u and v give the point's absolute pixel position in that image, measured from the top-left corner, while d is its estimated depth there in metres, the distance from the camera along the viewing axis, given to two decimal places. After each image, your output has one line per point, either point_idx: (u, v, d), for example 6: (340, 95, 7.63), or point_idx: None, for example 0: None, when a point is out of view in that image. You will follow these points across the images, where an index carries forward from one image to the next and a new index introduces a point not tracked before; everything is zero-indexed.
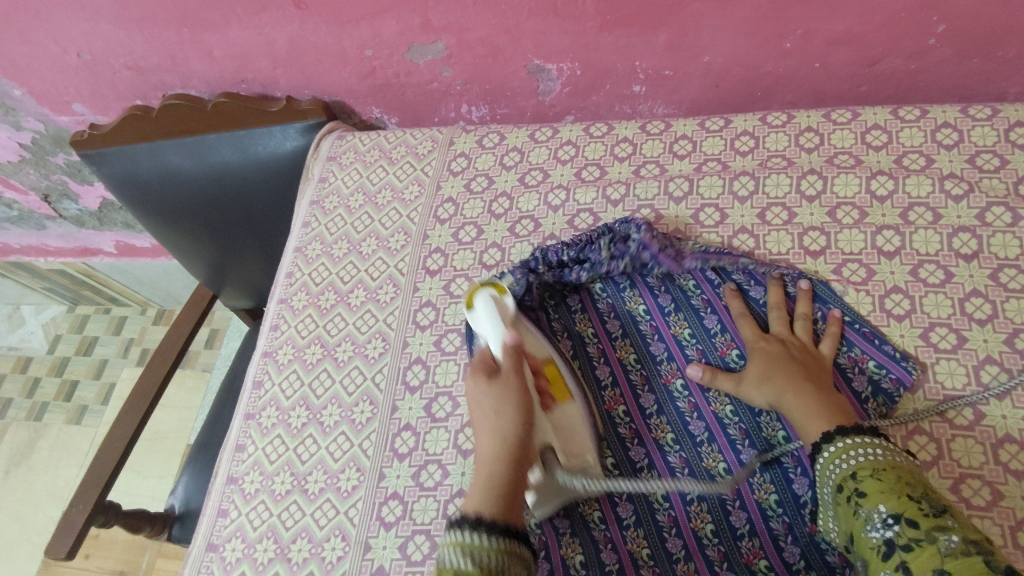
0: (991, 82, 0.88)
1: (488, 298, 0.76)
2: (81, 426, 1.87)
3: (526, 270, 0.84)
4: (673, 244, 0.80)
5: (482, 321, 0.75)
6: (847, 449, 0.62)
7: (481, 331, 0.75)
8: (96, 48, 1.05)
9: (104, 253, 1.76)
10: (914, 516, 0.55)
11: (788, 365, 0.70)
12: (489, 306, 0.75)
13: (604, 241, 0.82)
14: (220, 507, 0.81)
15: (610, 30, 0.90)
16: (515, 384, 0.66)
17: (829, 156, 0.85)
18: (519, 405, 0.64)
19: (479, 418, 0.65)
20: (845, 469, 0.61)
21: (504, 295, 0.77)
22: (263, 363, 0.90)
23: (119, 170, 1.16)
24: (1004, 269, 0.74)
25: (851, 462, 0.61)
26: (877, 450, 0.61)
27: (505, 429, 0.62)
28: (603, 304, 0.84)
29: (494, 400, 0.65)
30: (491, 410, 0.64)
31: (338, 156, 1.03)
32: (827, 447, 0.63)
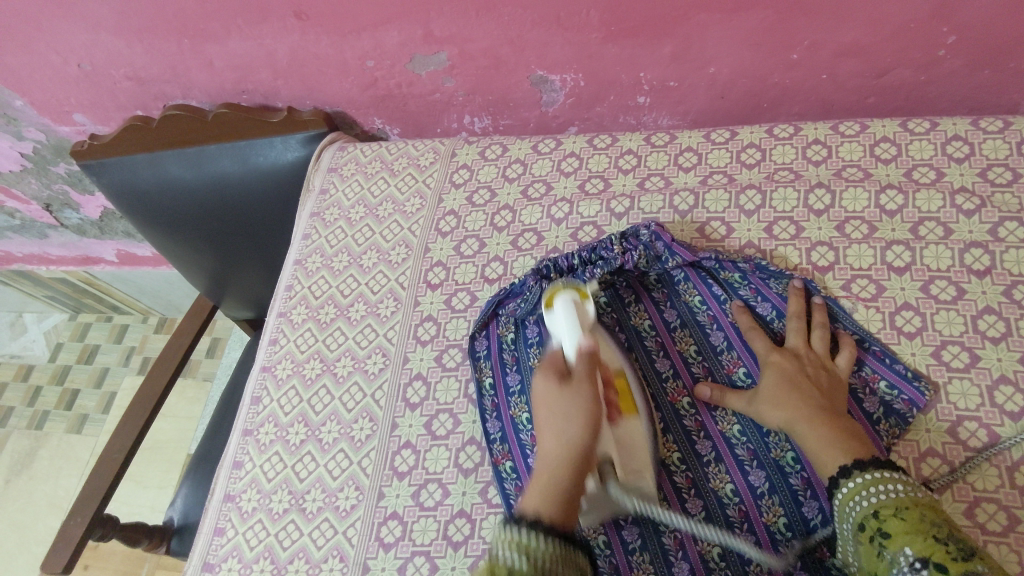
0: (1002, 94, 0.86)
1: (567, 300, 0.72)
2: (82, 435, 1.86)
3: (527, 283, 0.81)
4: (679, 256, 0.78)
5: (557, 321, 0.71)
6: (866, 485, 0.60)
7: (556, 333, 0.71)
8: (96, 59, 1.04)
9: (105, 262, 1.76)
10: (942, 559, 0.53)
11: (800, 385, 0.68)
12: (569, 307, 0.71)
13: (610, 252, 0.80)
14: (217, 525, 0.79)
15: (614, 42, 0.89)
16: (587, 386, 0.64)
17: (837, 169, 0.84)
18: (587, 412, 0.62)
19: (546, 417, 0.63)
20: (866, 507, 0.59)
21: (588, 302, 0.73)
22: (262, 379, 0.88)
23: (118, 181, 1.15)
24: (1018, 286, 0.73)
25: (872, 499, 0.59)
26: (898, 486, 0.59)
27: (568, 437, 0.61)
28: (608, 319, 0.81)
29: (570, 407, 0.62)
30: (564, 416, 0.62)
31: (339, 167, 1.02)
32: (846, 482, 0.61)
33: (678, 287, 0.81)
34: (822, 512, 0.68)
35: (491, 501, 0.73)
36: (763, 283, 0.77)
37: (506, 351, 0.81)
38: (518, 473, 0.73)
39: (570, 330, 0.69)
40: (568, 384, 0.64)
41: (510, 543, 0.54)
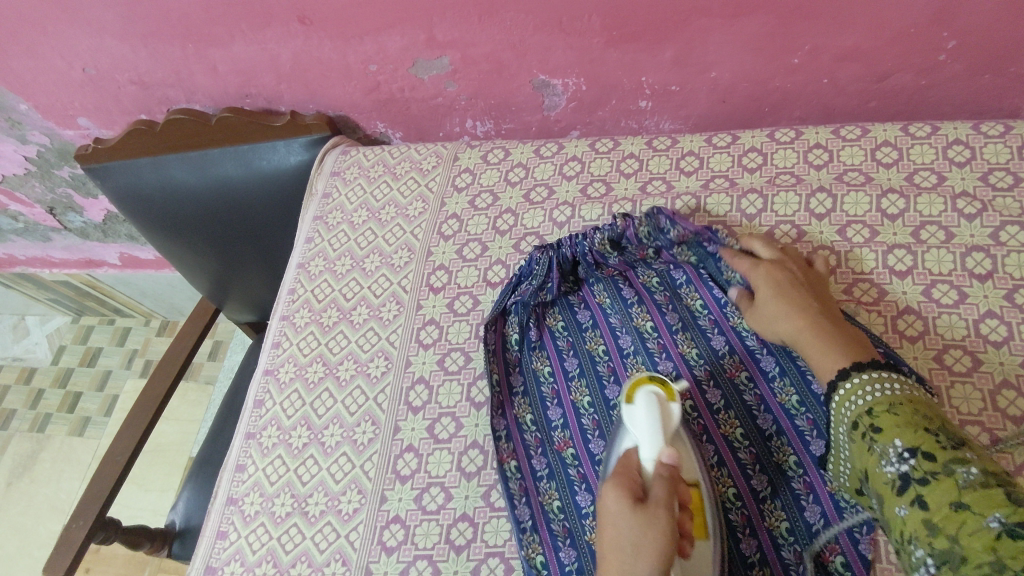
0: (1003, 99, 0.87)
1: (650, 394, 0.66)
2: (84, 438, 1.87)
3: (535, 257, 0.83)
4: (681, 226, 0.79)
5: (636, 419, 0.65)
6: (862, 385, 0.60)
7: (632, 430, 0.66)
8: (100, 64, 1.05)
9: (108, 265, 1.76)
10: (931, 449, 0.53)
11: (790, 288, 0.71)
12: (651, 405, 0.65)
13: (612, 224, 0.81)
14: (219, 529, 0.80)
15: (616, 46, 0.89)
16: (666, 513, 0.58)
17: (839, 172, 0.84)
18: (660, 549, 0.56)
19: (611, 541, 0.59)
20: (861, 404, 0.59)
21: (673, 403, 0.66)
22: (264, 382, 0.89)
23: (122, 184, 1.16)
24: (1020, 290, 0.73)
25: (867, 398, 0.59)
26: (894, 385, 0.59)
27: (637, 574, 0.56)
28: (614, 320, 0.82)
29: (637, 527, 0.57)
30: (630, 543, 0.57)
31: (342, 171, 1.03)
32: (844, 383, 0.61)
33: (680, 288, 0.82)
34: (824, 516, 0.67)
35: (493, 505, 0.73)
36: None
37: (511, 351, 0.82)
38: (522, 473, 0.74)
39: (650, 442, 0.63)
40: (644, 508, 0.59)
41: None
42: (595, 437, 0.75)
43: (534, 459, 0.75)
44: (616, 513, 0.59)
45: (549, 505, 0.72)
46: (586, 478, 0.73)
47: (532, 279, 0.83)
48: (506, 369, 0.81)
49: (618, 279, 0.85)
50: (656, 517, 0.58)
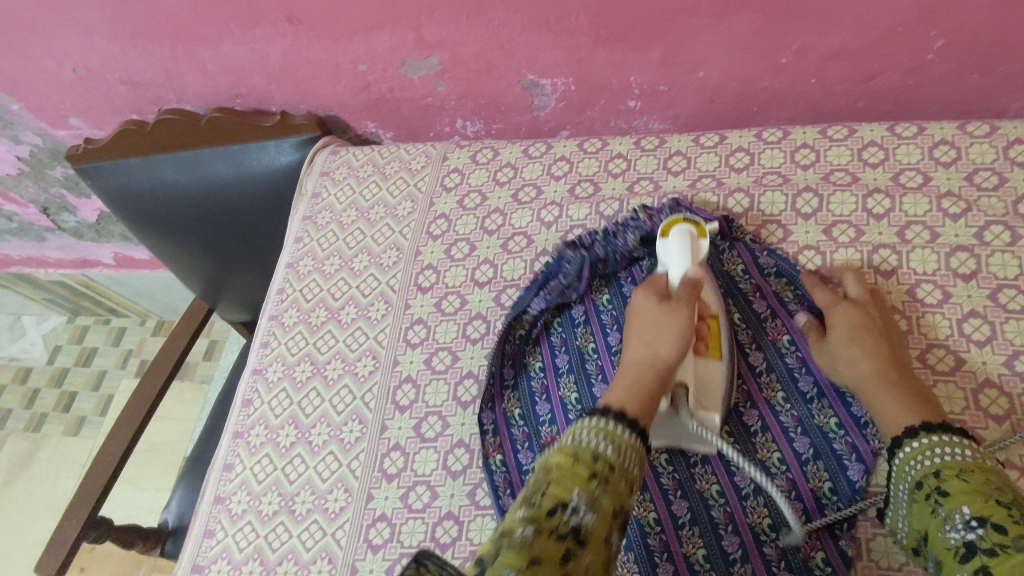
0: (990, 98, 0.87)
1: (683, 233, 0.73)
2: (79, 437, 1.87)
3: (565, 257, 0.83)
4: (702, 214, 0.82)
5: (669, 246, 0.74)
6: (933, 446, 0.59)
7: (666, 259, 0.74)
8: (91, 63, 1.05)
9: (103, 265, 1.76)
10: (1000, 520, 0.51)
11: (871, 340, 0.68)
12: (683, 240, 0.73)
13: (636, 220, 0.83)
14: (207, 527, 0.80)
15: (604, 46, 0.89)
16: (685, 319, 0.67)
17: (825, 172, 0.84)
18: (680, 329, 0.67)
19: (640, 361, 0.66)
20: (927, 466, 0.58)
21: (702, 238, 0.74)
22: (253, 381, 0.89)
23: (115, 184, 1.16)
24: (1003, 290, 0.73)
25: (936, 460, 0.58)
26: (966, 452, 0.57)
27: (658, 349, 0.66)
28: (607, 316, 0.81)
29: (660, 319, 0.68)
30: (653, 326, 0.68)
31: (331, 171, 1.03)
32: (911, 442, 0.60)
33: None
34: (806, 514, 0.68)
35: (478, 503, 0.74)
36: (764, 280, 0.79)
37: (510, 344, 0.82)
38: (507, 466, 0.75)
39: (680, 259, 0.72)
40: (671, 316, 0.68)
41: (593, 429, 0.55)
42: None
43: (520, 454, 0.75)
44: (644, 308, 0.70)
45: None
46: None
47: (562, 278, 0.83)
48: (501, 360, 0.81)
49: (617, 276, 0.84)
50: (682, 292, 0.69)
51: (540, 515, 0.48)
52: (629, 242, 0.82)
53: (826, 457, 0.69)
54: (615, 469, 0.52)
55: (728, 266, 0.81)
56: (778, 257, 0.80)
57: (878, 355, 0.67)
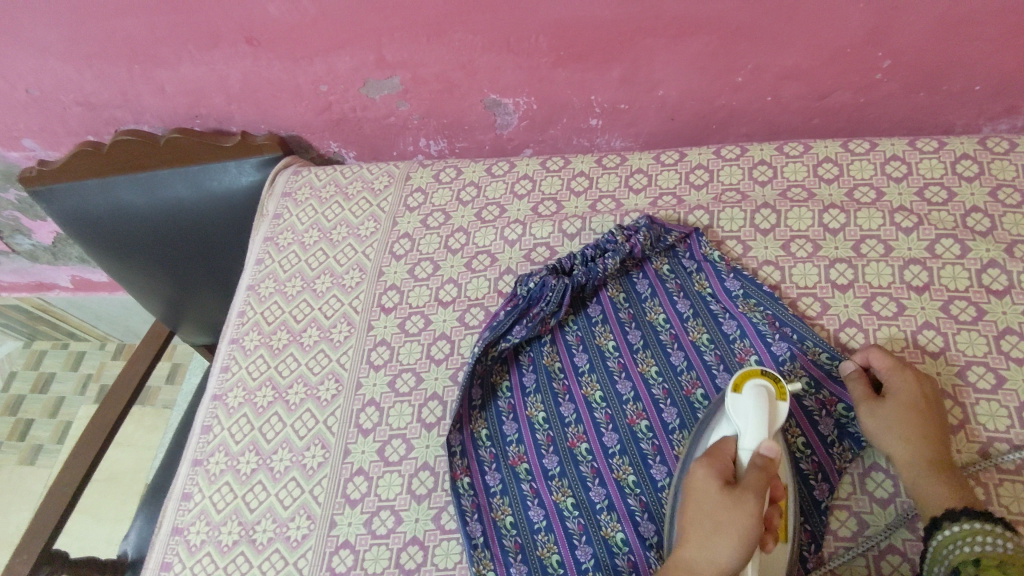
0: (939, 115, 0.90)
1: (759, 389, 0.63)
2: (35, 466, 1.81)
3: (548, 283, 0.81)
4: (676, 231, 0.84)
5: (739, 405, 0.63)
6: (970, 533, 0.58)
7: (735, 420, 0.63)
8: (44, 84, 1.03)
9: (59, 289, 1.72)
10: None
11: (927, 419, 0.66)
12: (760, 400, 0.62)
13: (614, 242, 0.82)
14: (164, 560, 0.77)
15: (565, 66, 0.90)
16: (754, 502, 0.58)
17: (782, 188, 0.86)
18: (745, 537, 0.57)
19: (695, 517, 0.60)
20: (966, 553, 0.58)
21: (781, 403, 0.63)
22: (212, 407, 0.87)
23: (70, 205, 1.13)
24: (955, 301, 0.75)
25: (973, 548, 0.57)
26: (1001, 540, 0.57)
27: (714, 554, 0.58)
28: (572, 337, 0.82)
29: (721, 512, 0.58)
30: (709, 526, 0.58)
31: (293, 192, 1.02)
32: (950, 525, 0.60)
33: (644, 304, 0.82)
34: None
35: (444, 527, 0.73)
36: (733, 301, 0.79)
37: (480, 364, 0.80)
38: (475, 489, 0.74)
39: (753, 427, 0.61)
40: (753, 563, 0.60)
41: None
42: (549, 453, 0.75)
43: (488, 475, 0.75)
44: (700, 500, 0.60)
45: (501, 520, 0.72)
46: (538, 494, 0.73)
47: (544, 304, 0.81)
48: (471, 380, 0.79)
49: (586, 301, 0.84)
50: (739, 514, 0.57)
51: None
52: (609, 267, 0.82)
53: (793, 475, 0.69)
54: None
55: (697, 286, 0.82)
56: (743, 278, 0.79)
57: (922, 438, 0.65)
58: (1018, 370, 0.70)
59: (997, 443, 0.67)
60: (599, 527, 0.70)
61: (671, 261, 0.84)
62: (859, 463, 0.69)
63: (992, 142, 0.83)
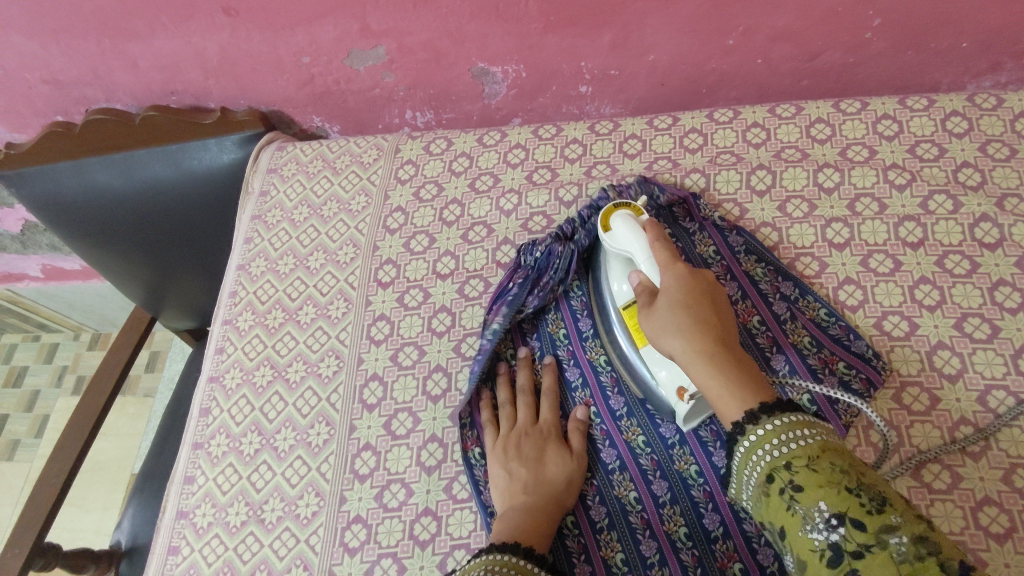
0: (925, 74, 0.91)
1: (624, 215, 0.71)
2: (14, 462, 1.76)
3: (554, 250, 0.81)
4: (671, 192, 0.83)
5: (617, 236, 0.71)
6: (770, 437, 0.52)
7: (620, 250, 0.71)
8: (9, 63, 0.98)
9: (29, 279, 1.67)
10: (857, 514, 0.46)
11: (693, 287, 0.63)
12: (626, 224, 0.70)
13: (614, 205, 0.83)
14: (171, 544, 0.76)
15: (555, 31, 0.89)
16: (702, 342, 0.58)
17: (776, 150, 0.86)
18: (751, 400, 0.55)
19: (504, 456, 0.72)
20: (773, 457, 0.51)
21: (643, 215, 0.72)
22: (209, 389, 0.85)
23: (41, 192, 1.08)
24: (949, 256, 0.76)
25: (784, 448, 0.51)
26: (805, 433, 0.51)
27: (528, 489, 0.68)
28: (577, 303, 0.81)
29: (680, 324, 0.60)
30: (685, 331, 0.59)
31: (279, 168, 0.99)
32: (753, 428, 0.53)
33: None
34: None
35: (456, 497, 0.73)
36: (734, 261, 0.80)
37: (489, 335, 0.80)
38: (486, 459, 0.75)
39: (634, 238, 0.69)
40: (653, 304, 0.64)
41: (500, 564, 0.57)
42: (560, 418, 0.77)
43: None
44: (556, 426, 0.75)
45: None
46: None
47: (550, 272, 0.81)
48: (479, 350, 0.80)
49: (588, 266, 0.84)
50: (663, 301, 0.62)
51: None
52: None
53: None
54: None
55: (700, 246, 0.82)
56: (746, 235, 0.81)
57: (716, 340, 0.59)
58: (1012, 320, 0.72)
59: (995, 391, 0.69)
60: (611, 488, 0.72)
61: (671, 225, 0.84)
62: (863, 419, 0.70)
63: (980, 99, 0.84)
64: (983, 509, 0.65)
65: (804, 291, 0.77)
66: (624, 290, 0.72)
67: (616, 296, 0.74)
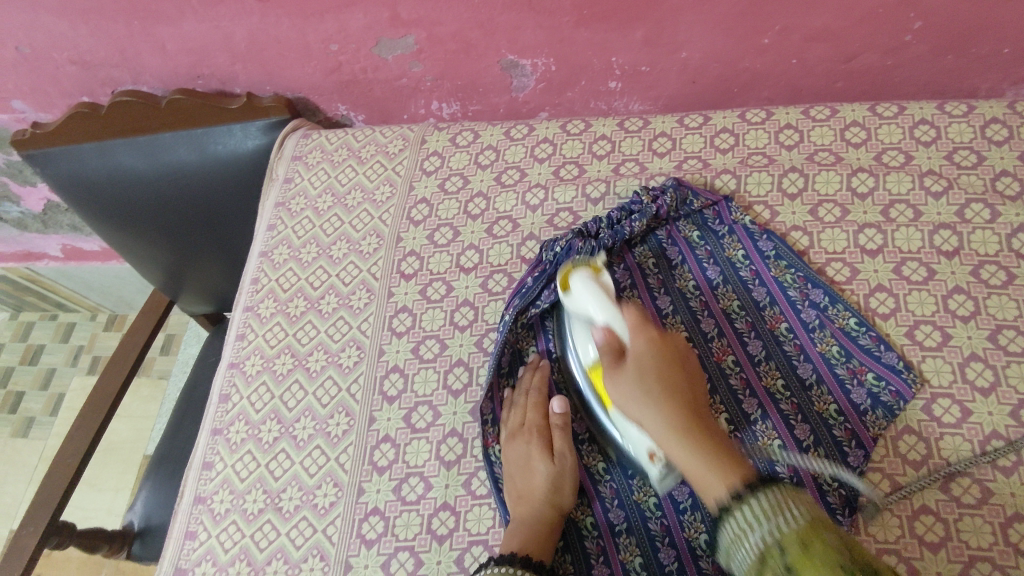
0: (963, 79, 0.89)
1: (583, 277, 0.73)
2: (29, 439, 1.78)
3: (575, 245, 0.79)
4: (704, 198, 0.83)
5: (577, 297, 0.72)
6: (764, 512, 0.52)
7: (581, 312, 0.72)
8: (37, 42, 0.98)
9: (49, 258, 1.68)
10: None
11: (671, 376, 0.65)
12: (587, 285, 0.71)
13: (639, 204, 0.82)
14: (187, 529, 0.76)
15: (587, 25, 0.87)
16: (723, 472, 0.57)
17: (809, 153, 0.84)
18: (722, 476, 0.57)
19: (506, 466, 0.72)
20: (763, 533, 0.51)
21: (601, 273, 0.73)
22: (229, 375, 0.85)
23: (65, 171, 1.08)
24: (985, 266, 0.74)
25: (775, 525, 0.51)
26: (796, 510, 0.51)
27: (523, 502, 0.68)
28: None
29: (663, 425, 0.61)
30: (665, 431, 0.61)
31: (304, 155, 0.99)
32: (743, 505, 0.54)
33: (674, 270, 0.82)
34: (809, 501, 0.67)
35: (475, 493, 0.72)
36: (762, 266, 0.79)
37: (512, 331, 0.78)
38: None
39: (593, 299, 0.71)
40: (622, 362, 0.66)
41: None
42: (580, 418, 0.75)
43: None
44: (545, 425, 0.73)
45: None
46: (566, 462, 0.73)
47: None
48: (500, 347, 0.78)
49: (612, 264, 0.83)
50: (635, 368, 0.65)
51: None
52: (635, 228, 0.81)
53: (827, 445, 0.69)
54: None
55: (728, 251, 0.81)
56: (776, 239, 0.79)
57: (684, 409, 0.62)
58: None
59: None
60: (631, 492, 0.70)
61: (698, 228, 0.83)
62: (893, 429, 0.69)
63: (1020, 106, 0.82)
64: (1014, 526, 0.63)
65: (833, 299, 0.75)
66: (590, 350, 0.72)
67: (583, 358, 0.73)
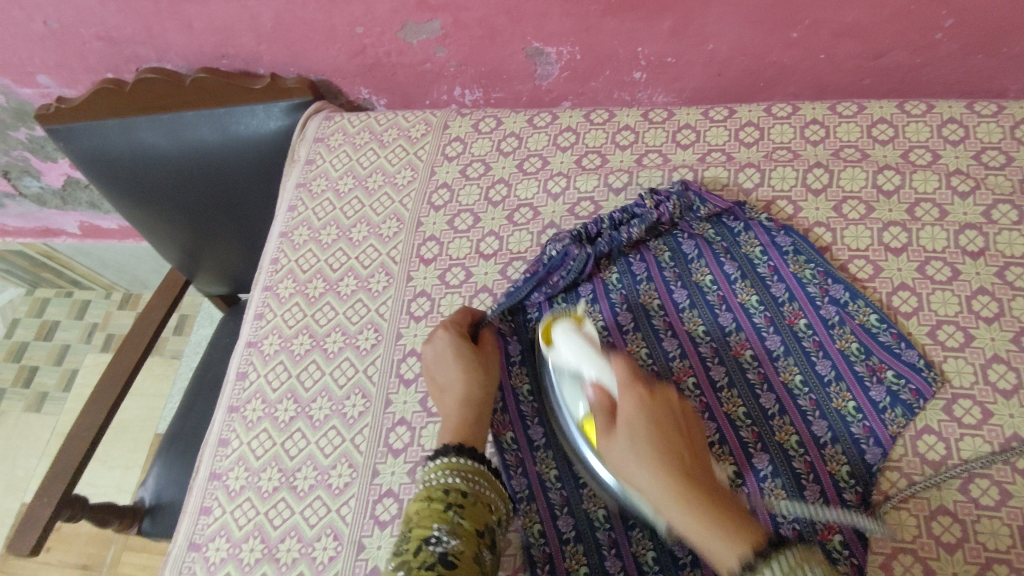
0: (993, 79, 0.88)
1: (564, 326, 0.68)
2: (42, 414, 1.79)
3: (570, 252, 0.80)
4: (712, 203, 0.81)
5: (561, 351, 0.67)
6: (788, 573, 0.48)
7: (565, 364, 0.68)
8: (65, 17, 0.98)
9: (67, 235, 1.70)
10: None
11: (665, 427, 0.60)
12: (568, 334, 0.67)
13: (644, 208, 0.82)
14: (203, 505, 0.77)
15: (614, 14, 0.87)
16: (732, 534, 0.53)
17: (835, 149, 0.84)
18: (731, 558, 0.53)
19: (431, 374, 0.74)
20: None
21: (583, 322, 0.69)
22: (247, 354, 0.85)
23: (88, 146, 1.10)
24: (1010, 268, 0.74)
25: None
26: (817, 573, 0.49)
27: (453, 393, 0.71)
28: (617, 295, 0.80)
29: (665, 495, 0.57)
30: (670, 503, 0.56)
31: (326, 137, 0.99)
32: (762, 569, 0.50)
33: (690, 263, 0.81)
34: (824, 495, 0.67)
35: None
36: (781, 262, 0.78)
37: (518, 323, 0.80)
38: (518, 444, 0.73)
39: (584, 355, 0.66)
40: (612, 433, 0.62)
41: (442, 472, 0.61)
42: None
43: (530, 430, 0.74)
44: (480, 363, 0.73)
45: (545, 474, 0.71)
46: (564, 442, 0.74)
47: (566, 272, 0.80)
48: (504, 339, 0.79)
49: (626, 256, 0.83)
50: (623, 434, 0.60)
51: (409, 559, 0.54)
52: (634, 234, 0.81)
53: (844, 441, 0.69)
54: (468, 494, 0.60)
55: (745, 247, 0.80)
56: (795, 235, 0.79)
57: (681, 460, 0.58)
58: None
59: None
60: None
61: (715, 226, 0.82)
62: (912, 428, 0.68)
63: None
64: None
65: (851, 296, 0.74)
66: (580, 404, 0.67)
67: (572, 411, 0.68)
